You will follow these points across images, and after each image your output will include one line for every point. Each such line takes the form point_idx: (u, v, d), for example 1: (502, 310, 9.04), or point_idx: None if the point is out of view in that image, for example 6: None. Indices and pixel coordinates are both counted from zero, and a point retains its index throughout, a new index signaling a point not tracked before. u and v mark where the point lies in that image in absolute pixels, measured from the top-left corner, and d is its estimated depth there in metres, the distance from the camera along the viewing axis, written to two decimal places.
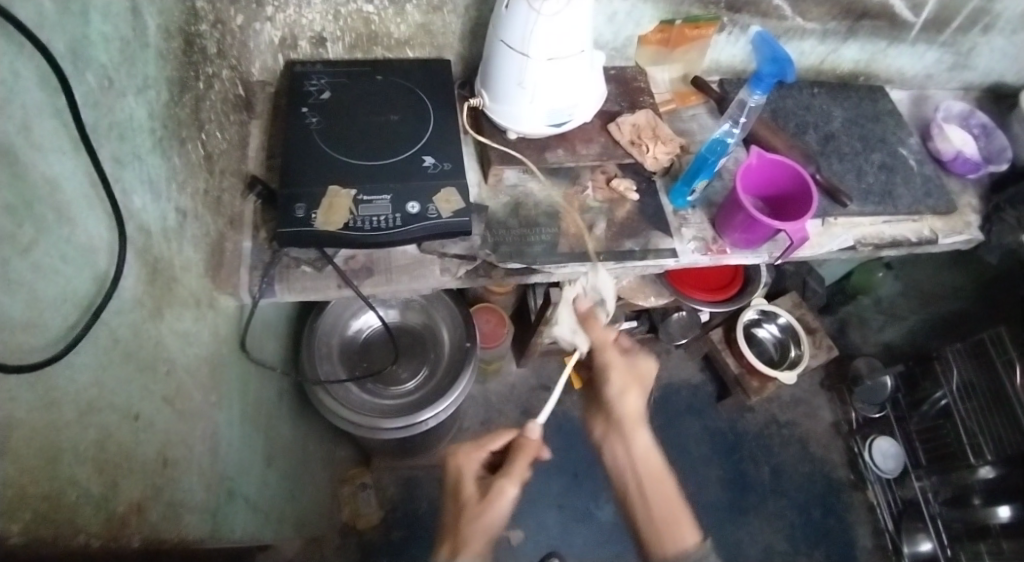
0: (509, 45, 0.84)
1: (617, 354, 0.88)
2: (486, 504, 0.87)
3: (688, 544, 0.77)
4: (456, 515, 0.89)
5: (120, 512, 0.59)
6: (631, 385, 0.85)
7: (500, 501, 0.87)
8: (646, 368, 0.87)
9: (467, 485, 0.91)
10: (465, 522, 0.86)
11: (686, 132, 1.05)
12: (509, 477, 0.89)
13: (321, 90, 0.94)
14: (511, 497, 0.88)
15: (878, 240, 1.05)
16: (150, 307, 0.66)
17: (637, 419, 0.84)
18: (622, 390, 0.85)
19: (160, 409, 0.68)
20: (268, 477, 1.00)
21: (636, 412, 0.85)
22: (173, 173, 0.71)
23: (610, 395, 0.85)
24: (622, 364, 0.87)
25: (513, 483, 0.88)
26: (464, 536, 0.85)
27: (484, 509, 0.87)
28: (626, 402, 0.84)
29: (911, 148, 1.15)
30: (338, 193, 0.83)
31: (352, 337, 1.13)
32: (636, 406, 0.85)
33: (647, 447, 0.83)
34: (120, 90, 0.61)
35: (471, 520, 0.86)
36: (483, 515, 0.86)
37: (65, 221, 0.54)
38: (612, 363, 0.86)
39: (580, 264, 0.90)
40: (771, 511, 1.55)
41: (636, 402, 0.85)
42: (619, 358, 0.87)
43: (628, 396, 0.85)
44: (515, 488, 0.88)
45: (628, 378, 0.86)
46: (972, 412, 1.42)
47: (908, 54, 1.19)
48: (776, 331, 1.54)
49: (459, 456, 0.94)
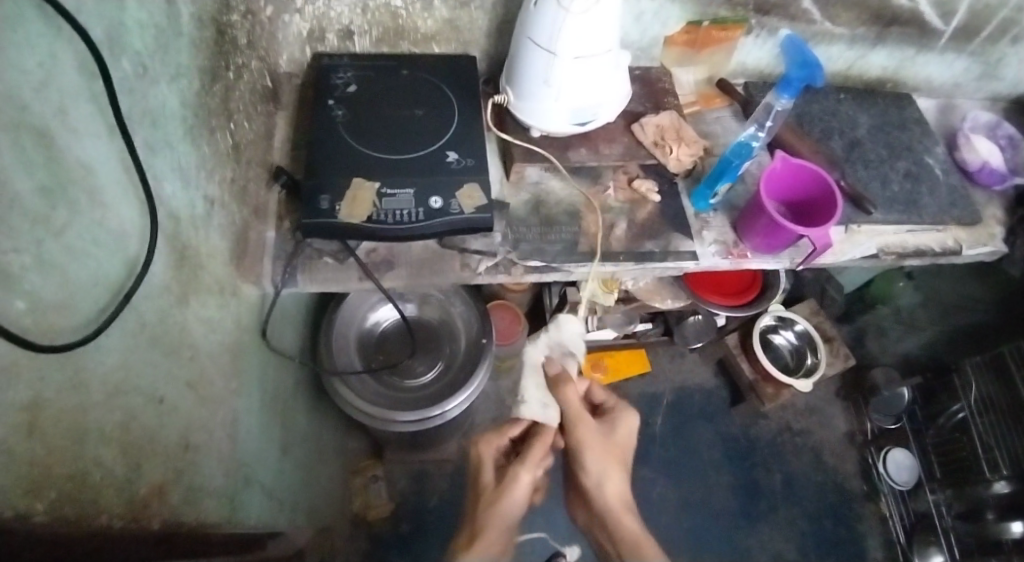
0: (536, 42, 0.84)
1: (591, 428, 0.91)
2: (501, 492, 0.87)
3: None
4: (474, 505, 0.90)
5: (143, 494, 0.60)
6: (611, 464, 0.90)
7: (514, 488, 0.87)
8: (622, 439, 0.93)
9: (484, 473, 0.91)
10: (481, 511, 0.87)
11: (710, 135, 1.04)
12: (524, 464, 0.88)
13: (347, 84, 0.94)
14: (524, 484, 0.87)
15: (901, 249, 1.04)
16: (177, 292, 0.67)
17: (620, 499, 0.89)
18: (602, 471, 0.89)
19: (184, 395, 0.69)
20: (283, 465, 1.01)
21: (620, 493, 0.89)
22: (203, 161, 0.72)
23: (590, 482, 0.90)
24: (599, 441, 0.91)
25: (528, 470, 0.88)
26: (481, 525, 0.86)
27: (497, 499, 0.87)
28: (607, 486, 0.89)
29: (937, 157, 1.13)
30: (362, 186, 0.83)
31: (369, 330, 1.14)
32: (617, 486, 0.89)
33: (635, 529, 0.86)
34: (154, 77, 0.62)
35: (487, 509, 0.87)
36: (498, 503, 0.87)
37: (99, 205, 0.55)
38: (588, 442, 0.90)
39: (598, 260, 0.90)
40: (783, 519, 1.54)
41: (618, 483, 0.89)
42: (595, 437, 0.91)
43: (609, 477, 0.89)
44: (529, 476, 0.87)
45: (606, 457, 0.90)
46: (988, 426, 1.41)
47: (936, 61, 1.18)
48: (793, 339, 1.53)
49: (480, 443, 0.93)
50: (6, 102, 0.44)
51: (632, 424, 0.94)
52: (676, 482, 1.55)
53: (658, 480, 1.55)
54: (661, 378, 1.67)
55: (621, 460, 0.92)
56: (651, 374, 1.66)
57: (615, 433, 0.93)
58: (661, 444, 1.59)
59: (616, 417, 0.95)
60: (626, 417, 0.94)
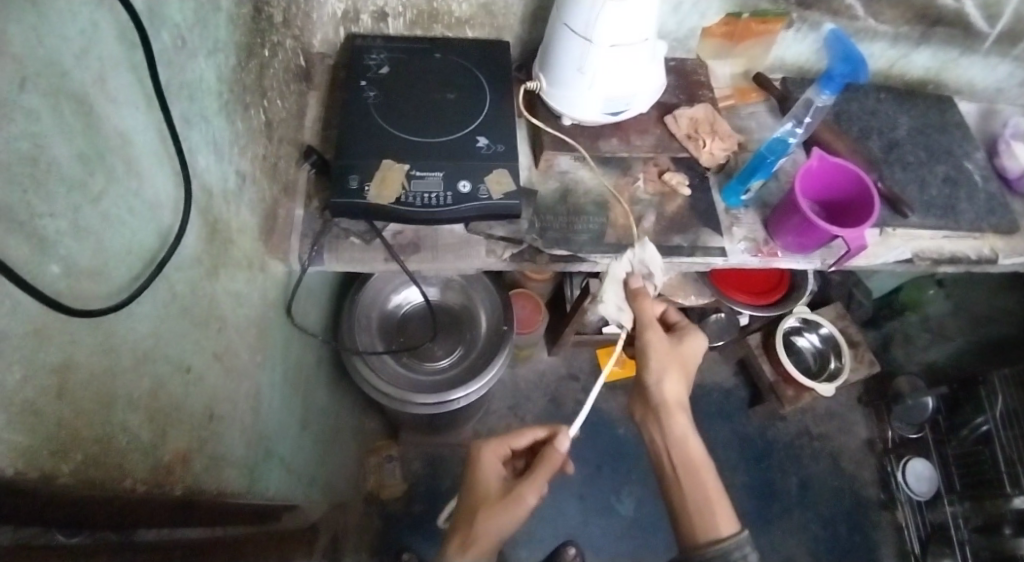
0: (572, 29, 0.83)
1: (659, 334, 0.85)
2: (503, 505, 0.93)
3: (723, 533, 0.75)
4: (473, 507, 0.96)
5: (166, 460, 0.62)
6: (673, 368, 0.84)
7: (519, 505, 0.92)
8: (689, 350, 0.87)
9: (488, 478, 0.99)
10: (481, 519, 0.92)
11: (744, 130, 1.02)
12: (530, 485, 0.94)
13: (380, 65, 0.93)
14: (528, 504, 0.93)
15: (936, 255, 1.01)
16: (207, 265, 0.68)
17: (678, 405, 0.84)
18: (662, 374, 0.84)
19: (210, 365, 0.70)
20: (302, 440, 1.03)
21: (677, 398, 0.84)
22: (236, 137, 0.73)
23: (651, 379, 0.84)
24: (665, 349, 0.85)
25: (533, 492, 0.93)
26: (477, 532, 0.91)
27: (500, 510, 0.92)
28: (666, 387, 0.84)
29: (977, 162, 1.10)
30: (391, 167, 0.83)
31: (391, 312, 1.14)
32: (677, 391, 0.84)
33: (686, 432, 0.83)
34: (192, 51, 0.63)
35: (488, 518, 0.92)
36: (499, 515, 0.92)
37: (134, 175, 0.56)
38: (654, 346, 0.84)
39: (629, 251, 0.86)
40: (796, 523, 1.52)
41: (677, 387, 0.84)
42: (662, 342, 0.85)
43: (670, 380, 0.84)
44: (534, 498, 0.93)
45: (669, 361, 0.85)
46: (1013, 440, 1.38)
47: (980, 64, 1.14)
48: (816, 342, 1.51)
49: (484, 452, 1.01)
50: (47, 68, 0.45)
51: (699, 342, 0.88)
52: None
53: None
54: None
55: (684, 371, 0.86)
56: None
57: (681, 344, 0.87)
58: None
59: (682, 332, 0.89)
60: (693, 335, 0.88)
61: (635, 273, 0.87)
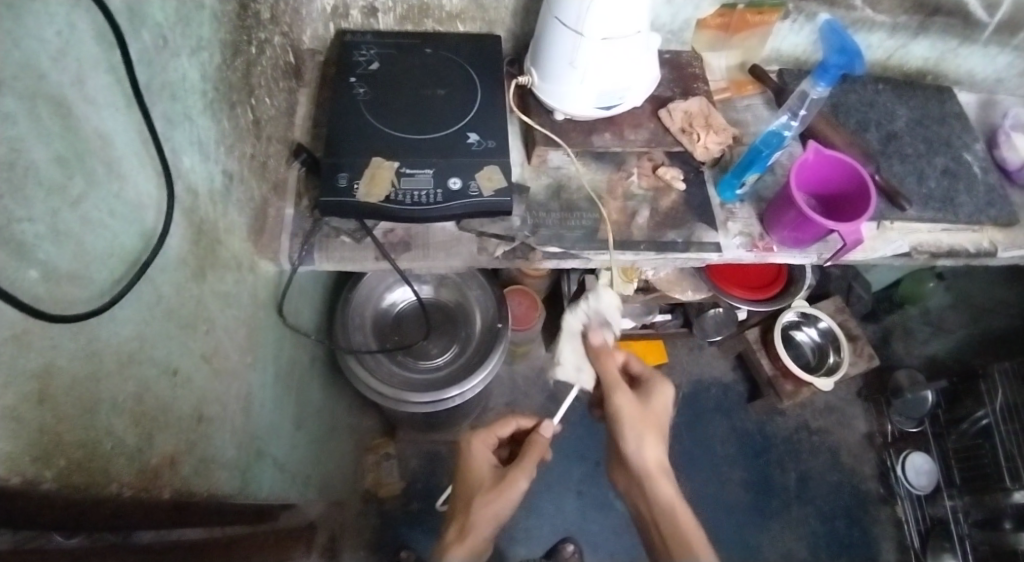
0: (563, 22, 0.82)
1: (629, 397, 0.87)
2: (498, 489, 0.93)
3: None
4: (467, 495, 0.96)
5: (153, 464, 0.62)
6: (650, 431, 0.86)
7: (512, 488, 0.93)
8: (660, 407, 0.89)
9: (480, 466, 0.99)
10: (475, 506, 0.92)
11: (739, 123, 1.01)
12: (521, 470, 0.95)
13: (370, 61, 0.92)
14: (520, 487, 0.93)
15: (934, 249, 1.01)
16: (194, 266, 0.67)
17: (658, 465, 0.86)
18: (638, 438, 0.86)
19: (198, 366, 0.69)
20: (297, 440, 1.02)
21: (657, 458, 0.86)
22: (222, 136, 0.72)
23: (628, 444, 0.86)
24: (636, 411, 0.87)
25: (525, 475, 0.94)
26: (473, 518, 0.92)
27: (494, 496, 0.92)
28: (644, 452, 0.86)
29: (976, 154, 1.09)
30: (381, 165, 0.81)
31: (385, 311, 1.14)
32: (656, 453, 0.86)
33: (671, 497, 0.85)
34: (174, 50, 0.62)
35: (484, 504, 0.92)
36: (493, 500, 0.92)
37: (116, 176, 0.55)
38: (625, 410, 0.87)
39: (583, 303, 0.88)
40: (795, 517, 1.52)
41: (655, 449, 0.86)
42: (633, 405, 0.87)
43: (647, 443, 0.86)
44: (527, 481, 0.94)
45: (642, 424, 0.86)
46: (1012, 434, 1.36)
47: (979, 54, 1.13)
48: (816, 335, 1.50)
49: (474, 441, 1.02)
50: (23, 70, 0.44)
51: (667, 396, 0.90)
52: (688, 475, 1.54)
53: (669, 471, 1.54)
54: (678, 370, 1.65)
55: (659, 429, 0.88)
56: (668, 364, 1.64)
57: (650, 400, 0.89)
58: (675, 435, 1.57)
59: (650, 387, 0.91)
60: (662, 390, 0.90)
61: (593, 325, 0.90)
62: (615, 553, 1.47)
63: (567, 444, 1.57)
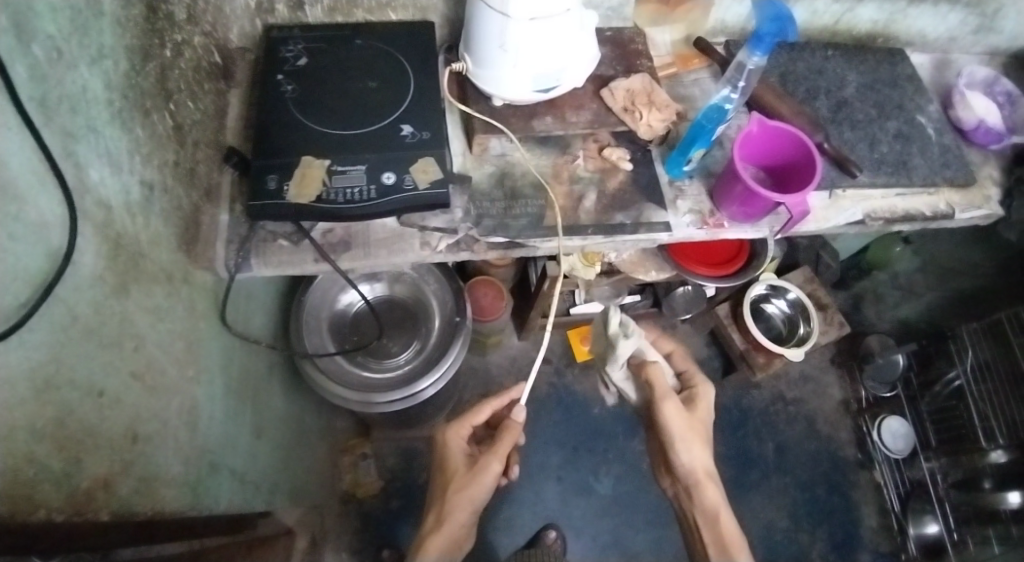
0: (488, 5, 0.79)
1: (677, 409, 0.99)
2: (471, 477, 0.93)
3: None
4: (444, 485, 0.96)
5: (85, 487, 0.59)
6: (697, 440, 1.00)
7: (485, 474, 0.93)
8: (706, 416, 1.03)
9: (456, 458, 0.97)
10: (450, 495, 0.92)
11: (686, 99, 0.99)
12: (494, 454, 0.94)
13: (298, 57, 0.89)
14: (491, 475, 0.93)
15: (888, 214, 0.99)
16: (113, 282, 0.65)
17: (705, 470, 1.00)
18: (688, 447, 0.99)
19: (129, 385, 0.67)
20: (258, 449, 1.00)
21: (704, 465, 1.00)
22: (137, 145, 0.69)
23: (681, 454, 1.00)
24: (684, 421, 1.00)
25: (499, 461, 0.94)
26: (449, 507, 0.92)
27: (467, 482, 0.93)
28: (696, 459, 1.00)
29: (930, 116, 1.08)
30: (312, 164, 0.79)
31: (341, 313, 1.11)
32: (703, 459, 1.00)
33: (716, 499, 0.99)
34: (71, 61, 0.59)
35: (459, 490, 0.93)
36: (468, 486, 0.93)
37: (13, 199, 0.53)
38: (675, 423, 0.99)
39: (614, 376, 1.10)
40: (775, 488, 1.52)
41: (703, 456, 1.00)
42: (680, 416, 1.00)
43: (695, 451, 0.99)
44: (499, 466, 0.93)
45: (690, 433, 1.00)
46: (986, 394, 1.36)
47: (929, 13, 1.11)
48: (785, 307, 1.50)
49: (449, 432, 1.00)
50: None
51: (710, 401, 1.05)
52: None
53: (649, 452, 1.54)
54: None
55: (704, 434, 1.02)
56: None
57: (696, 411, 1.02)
58: None
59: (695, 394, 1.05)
60: (705, 397, 1.05)
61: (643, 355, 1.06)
62: (597, 536, 1.47)
63: (544, 431, 1.55)
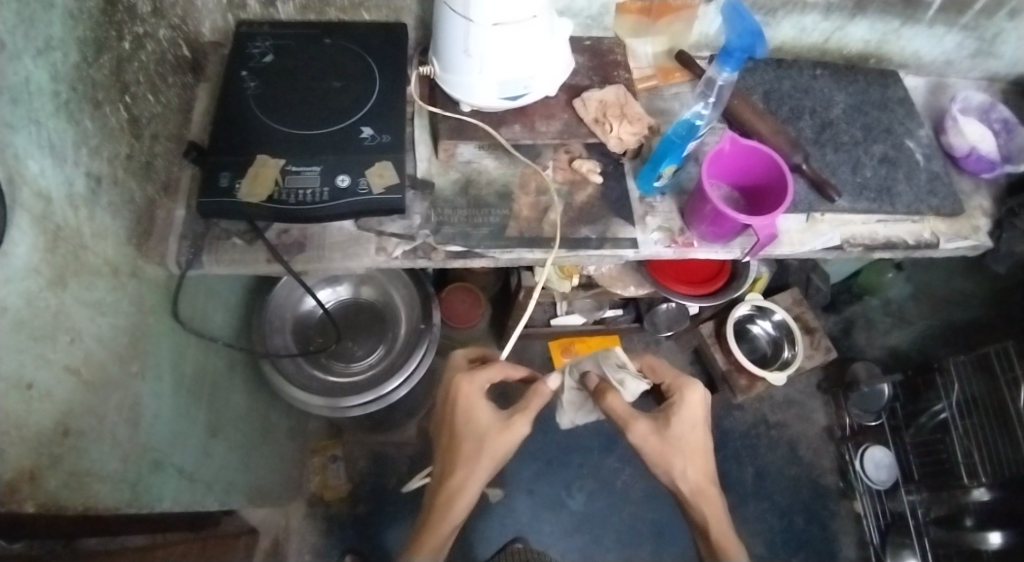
0: (452, 9, 0.77)
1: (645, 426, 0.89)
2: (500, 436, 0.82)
3: None
4: (461, 442, 0.84)
5: (7, 479, 0.57)
6: (687, 457, 0.88)
7: (517, 433, 0.82)
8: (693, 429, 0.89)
9: (472, 413, 0.84)
10: (482, 454, 0.81)
11: (663, 113, 0.97)
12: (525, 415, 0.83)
13: (264, 54, 0.88)
14: (523, 434, 0.83)
15: (869, 241, 0.96)
16: (49, 275, 0.63)
17: (707, 480, 0.89)
18: (681, 466, 0.87)
19: (63, 379, 0.66)
20: (212, 448, 0.99)
21: (703, 476, 0.88)
22: (85, 137, 0.68)
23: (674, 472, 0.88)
24: (657, 443, 0.88)
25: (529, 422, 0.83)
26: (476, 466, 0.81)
27: (499, 442, 0.82)
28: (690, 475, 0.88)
29: (920, 140, 1.05)
30: (265, 163, 0.78)
31: (307, 314, 1.10)
32: (699, 474, 0.88)
33: (710, 515, 0.89)
34: (15, 53, 0.57)
35: (484, 452, 0.81)
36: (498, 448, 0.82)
37: None
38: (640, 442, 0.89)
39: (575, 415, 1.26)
40: (751, 514, 1.49)
41: (698, 472, 0.88)
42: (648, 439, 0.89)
43: (688, 467, 0.88)
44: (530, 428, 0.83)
45: (667, 454, 0.88)
46: (972, 429, 1.31)
47: (924, 35, 1.08)
48: (770, 328, 1.46)
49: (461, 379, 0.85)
50: None
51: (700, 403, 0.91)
52: (640, 471, 1.51)
53: (624, 469, 1.51)
54: None
55: (700, 448, 0.89)
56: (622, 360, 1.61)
57: (678, 421, 0.90)
58: None
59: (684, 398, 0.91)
60: (693, 402, 0.90)
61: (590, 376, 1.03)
62: (567, 552, 1.44)
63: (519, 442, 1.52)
